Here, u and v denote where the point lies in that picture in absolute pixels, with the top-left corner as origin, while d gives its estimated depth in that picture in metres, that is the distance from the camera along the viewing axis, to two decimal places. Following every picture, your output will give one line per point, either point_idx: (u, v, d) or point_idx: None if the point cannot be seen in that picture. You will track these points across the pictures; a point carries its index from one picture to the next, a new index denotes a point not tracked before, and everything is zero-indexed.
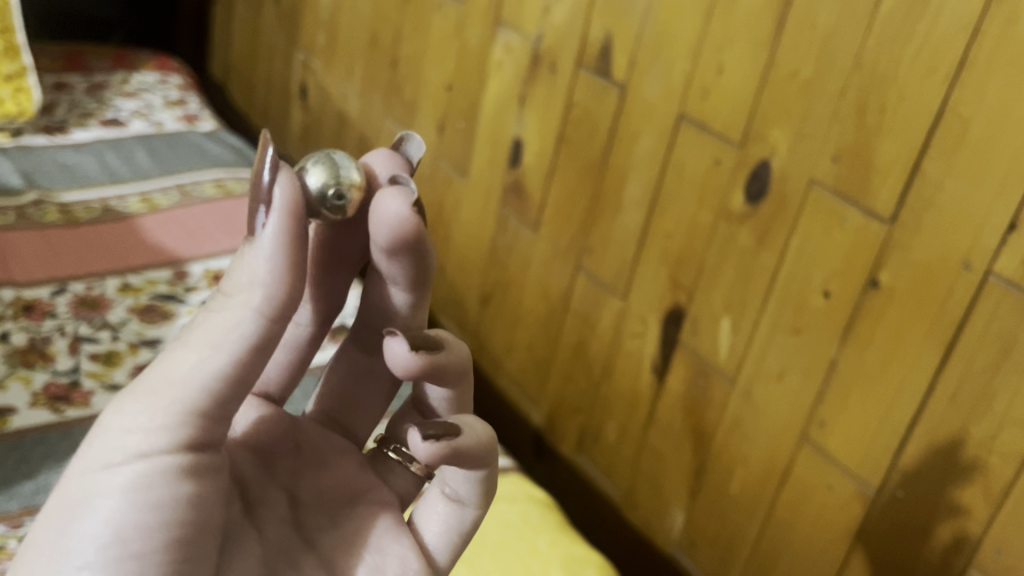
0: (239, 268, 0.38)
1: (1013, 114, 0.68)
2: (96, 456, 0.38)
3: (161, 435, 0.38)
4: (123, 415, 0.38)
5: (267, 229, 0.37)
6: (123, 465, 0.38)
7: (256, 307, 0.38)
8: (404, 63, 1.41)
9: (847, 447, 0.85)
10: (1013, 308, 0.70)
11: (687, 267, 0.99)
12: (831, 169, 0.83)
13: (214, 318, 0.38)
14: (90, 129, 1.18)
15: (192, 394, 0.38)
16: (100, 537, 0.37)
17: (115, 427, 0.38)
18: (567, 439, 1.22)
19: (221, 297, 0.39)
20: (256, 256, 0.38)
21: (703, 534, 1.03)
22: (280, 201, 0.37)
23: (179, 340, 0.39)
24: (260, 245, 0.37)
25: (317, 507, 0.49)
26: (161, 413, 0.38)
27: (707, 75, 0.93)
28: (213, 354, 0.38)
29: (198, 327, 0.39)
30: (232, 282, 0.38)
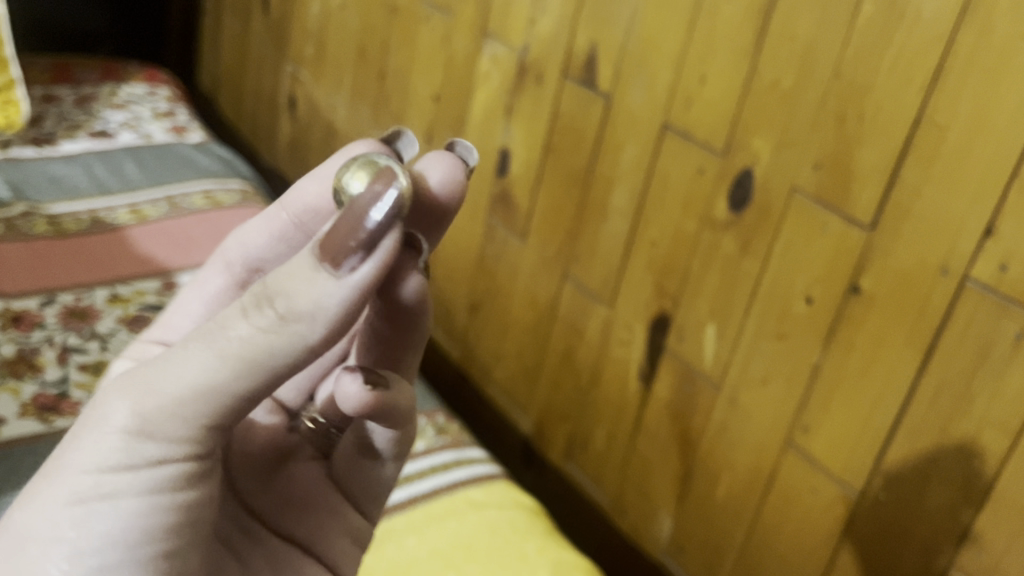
0: (303, 298, 0.39)
1: (988, 122, 0.70)
2: (113, 447, 0.41)
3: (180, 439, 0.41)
4: (147, 404, 0.40)
5: (356, 276, 0.38)
6: (142, 460, 0.41)
7: (301, 340, 0.39)
8: (392, 74, 1.42)
9: (830, 450, 0.86)
10: (991, 312, 0.72)
11: (672, 274, 1.00)
12: (811, 178, 0.84)
13: (259, 335, 0.39)
14: (78, 141, 1.18)
15: (216, 402, 0.40)
16: (116, 526, 0.41)
17: (137, 424, 0.40)
18: (556, 446, 1.23)
19: (264, 311, 0.39)
20: (329, 294, 0.38)
21: (691, 538, 1.04)
22: (382, 253, 0.39)
23: (215, 343, 0.40)
24: (336, 286, 0.38)
25: (249, 470, 0.55)
26: (182, 420, 0.41)
27: (691, 85, 0.95)
28: (243, 370, 0.40)
29: (237, 336, 0.40)
30: (283, 306, 0.39)
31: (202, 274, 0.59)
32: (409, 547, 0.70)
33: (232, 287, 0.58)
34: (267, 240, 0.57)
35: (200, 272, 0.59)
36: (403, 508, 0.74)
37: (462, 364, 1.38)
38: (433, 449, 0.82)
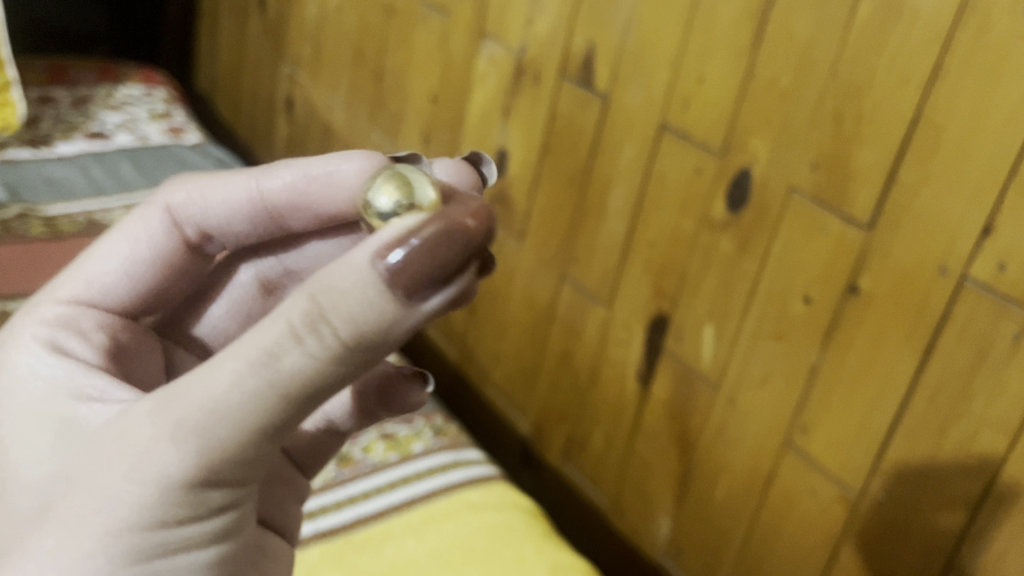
0: (371, 327, 0.37)
1: (985, 122, 0.70)
2: (171, 500, 0.39)
3: (240, 477, 0.40)
4: (199, 449, 0.38)
5: (433, 302, 0.37)
6: (203, 504, 0.39)
7: (365, 361, 0.38)
8: (389, 75, 1.42)
9: (830, 451, 0.86)
10: (989, 312, 0.72)
11: (670, 275, 1.00)
12: (809, 177, 0.84)
13: (322, 364, 0.37)
14: (74, 143, 1.18)
15: (274, 432, 0.39)
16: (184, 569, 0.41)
17: (195, 474, 0.38)
18: (554, 447, 1.22)
19: (324, 340, 0.37)
20: (401, 321, 0.37)
21: (690, 540, 1.03)
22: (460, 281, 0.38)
23: (268, 378, 0.37)
24: (410, 313, 0.37)
25: None
26: (237, 457, 0.39)
27: (688, 85, 0.95)
28: (306, 398, 0.38)
29: (295, 369, 0.37)
30: (348, 334, 0.37)
31: (134, 219, 0.58)
32: (407, 548, 0.69)
33: (168, 232, 0.58)
34: (218, 201, 0.58)
35: (130, 216, 0.59)
36: (401, 509, 0.73)
37: (460, 365, 1.38)
38: (432, 449, 0.81)
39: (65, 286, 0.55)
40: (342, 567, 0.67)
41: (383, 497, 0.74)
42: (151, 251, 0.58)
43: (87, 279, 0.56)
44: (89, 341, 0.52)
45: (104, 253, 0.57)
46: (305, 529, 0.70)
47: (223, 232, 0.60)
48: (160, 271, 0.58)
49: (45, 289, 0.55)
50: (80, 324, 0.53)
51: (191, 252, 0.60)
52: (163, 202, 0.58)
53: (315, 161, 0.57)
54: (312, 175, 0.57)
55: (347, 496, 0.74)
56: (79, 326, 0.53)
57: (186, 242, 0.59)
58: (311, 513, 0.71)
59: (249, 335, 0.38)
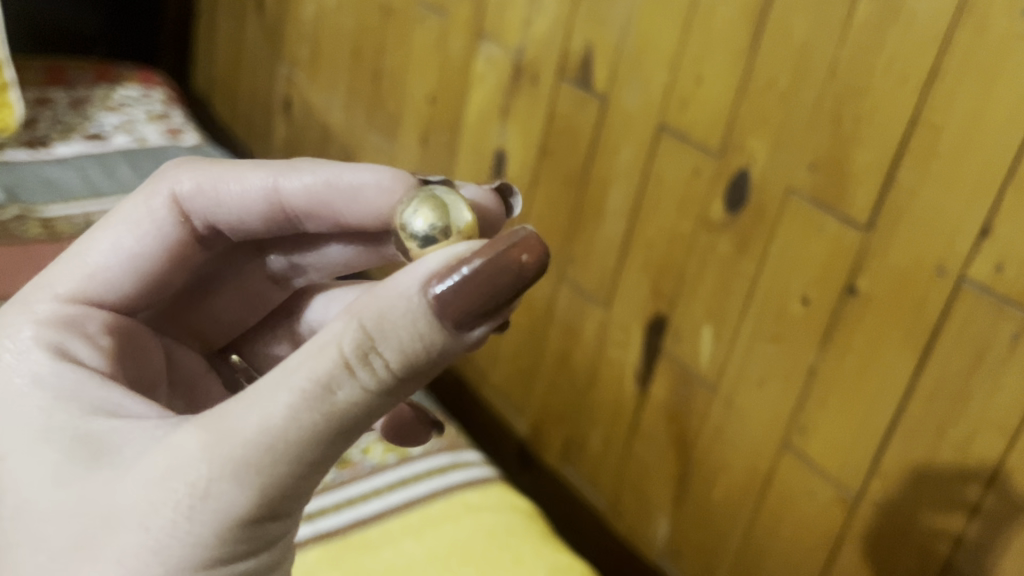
0: (422, 351, 0.42)
1: (983, 123, 0.70)
2: (225, 535, 0.40)
3: (287, 508, 0.42)
4: (263, 473, 0.40)
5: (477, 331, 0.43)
6: (250, 536, 0.41)
7: (412, 382, 0.42)
8: (387, 76, 1.42)
9: (828, 452, 0.86)
10: (987, 313, 0.72)
11: (668, 276, 1.00)
12: (807, 179, 0.84)
13: (377, 387, 0.41)
14: (71, 144, 1.18)
15: (331, 451, 0.41)
16: None
17: (251, 506, 0.40)
18: (553, 449, 1.22)
19: (375, 367, 0.41)
20: (448, 345, 0.42)
21: (689, 541, 1.03)
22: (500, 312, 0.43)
23: (328, 401, 0.40)
24: (455, 338, 0.42)
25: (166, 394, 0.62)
26: (297, 479, 0.41)
27: (687, 86, 0.95)
28: (360, 418, 0.41)
29: (353, 391, 0.41)
30: (398, 361, 0.41)
31: (134, 206, 0.59)
32: (406, 549, 0.69)
33: (171, 219, 0.60)
34: (233, 196, 0.60)
35: (130, 200, 0.59)
36: (400, 511, 0.73)
37: (459, 366, 1.38)
38: (431, 450, 0.81)
39: (63, 283, 0.56)
40: (340, 568, 0.67)
41: (382, 499, 0.74)
42: (157, 242, 0.59)
43: (88, 273, 0.57)
44: (95, 344, 0.53)
45: (107, 242, 0.58)
46: (304, 530, 0.70)
47: (232, 225, 0.62)
48: (163, 261, 0.60)
49: (38, 282, 0.56)
50: (82, 323, 0.54)
51: (195, 243, 0.62)
52: (168, 191, 0.59)
53: (340, 170, 0.59)
54: (335, 184, 0.59)
55: (346, 497, 0.74)
56: (84, 328, 0.54)
57: (191, 233, 0.61)
58: (309, 515, 0.71)
59: (297, 364, 0.41)
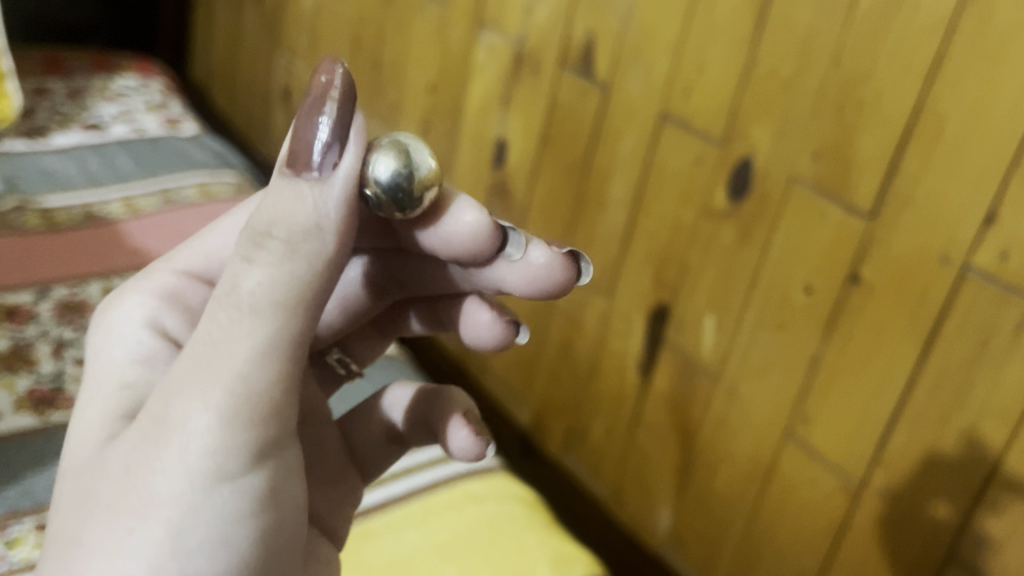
0: (295, 213, 0.39)
1: (987, 111, 0.69)
2: (188, 454, 0.39)
3: (252, 418, 0.40)
4: (200, 377, 0.40)
5: (339, 169, 0.40)
6: (222, 459, 0.40)
7: (317, 255, 0.40)
8: (387, 64, 1.41)
9: (830, 441, 0.86)
10: (992, 301, 0.71)
11: (671, 265, 0.99)
12: (811, 167, 0.84)
13: (276, 265, 0.40)
14: (70, 134, 1.17)
15: (254, 344, 0.40)
16: (223, 511, 0.40)
17: (204, 419, 0.39)
18: (555, 438, 1.22)
19: (268, 248, 0.40)
20: (323, 200, 0.40)
21: (691, 530, 1.03)
22: (358, 142, 0.40)
23: (234, 294, 0.40)
24: (324, 188, 0.40)
25: None
26: (232, 378, 0.39)
27: (689, 74, 0.94)
28: (274, 301, 0.40)
29: (251, 275, 0.40)
30: (286, 231, 0.39)
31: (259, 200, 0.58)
32: (408, 539, 0.69)
33: None
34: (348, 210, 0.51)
35: None
36: (403, 500, 0.73)
37: (461, 356, 1.38)
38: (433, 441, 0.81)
39: (183, 258, 0.57)
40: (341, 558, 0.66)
41: (383, 489, 0.73)
42: None
43: (205, 253, 0.57)
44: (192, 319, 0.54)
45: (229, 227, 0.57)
46: None
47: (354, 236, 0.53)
48: None
49: (167, 258, 0.57)
50: (189, 300, 0.55)
51: None
52: None
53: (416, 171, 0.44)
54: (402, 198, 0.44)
55: None
56: (186, 302, 0.55)
57: None
58: None
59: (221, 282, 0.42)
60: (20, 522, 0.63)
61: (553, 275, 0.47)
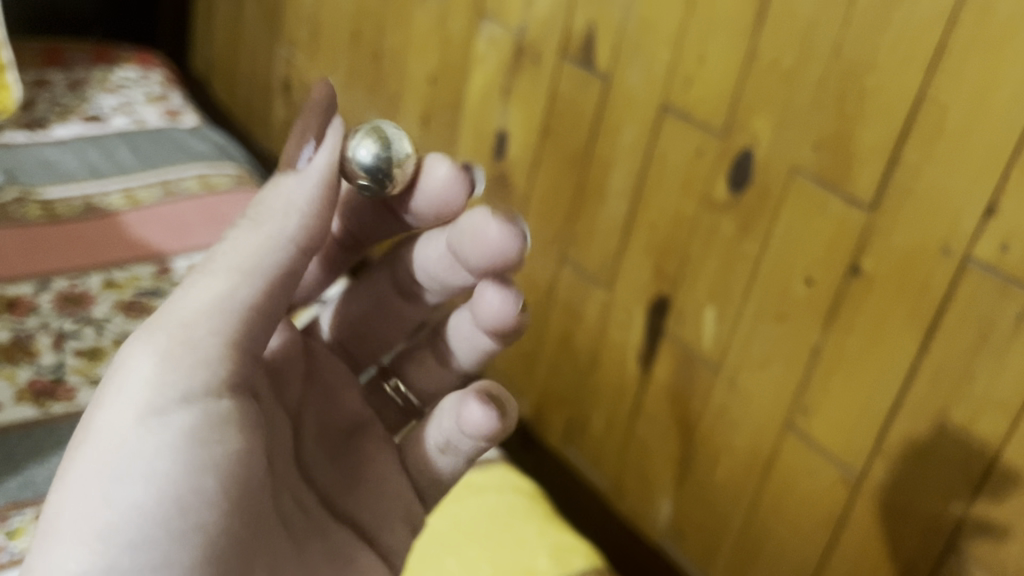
0: (274, 200, 0.49)
1: (989, 101, 0.69)
2: (134, 386, 0.44)
3: (195, 360, 0.44)
4: (160, 326, 0.46)
5: (312, 162, 0.49)
6: (159, 391, 0.44)
7: (280, 231, 0.48)
8: (387, 56, 1.41)
9: (830, 432, 0.86)
10: (993, 292, 0.71)
11: (672, 257, 0.99)
12: (812, 159, 0.83)
13: (244, 237, 0.48)
14: (70, 126, 1.17)
15: (209, 295, 0.46)
16: (154, 446, 0.43)
17: (154, 357, 0.44)
18: (555, 430, 1.22)
19: (242, 228, 0.48)
20: (294, 186, 0.49)
21: (691, 522, 1.04)
22: (328, 146, 0.49)
23: (206, 263, 0.48)
24: (299, 179, 0.49)
25: (317, 439, 0.56)
26: (184, 322, 0.45)
27: (690, 65, 0.94)
28: (235, 266, 0.47)
29: (223, 248, 0.48)
30: (260, 215, 0.49)
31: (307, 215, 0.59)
32: None
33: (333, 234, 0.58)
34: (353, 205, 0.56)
35: None
36: None
37: None
38: None
39: None
40: None
41: None
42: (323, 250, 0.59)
43: None
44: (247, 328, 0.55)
45: None
46: None
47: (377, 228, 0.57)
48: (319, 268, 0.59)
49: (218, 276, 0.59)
50: None
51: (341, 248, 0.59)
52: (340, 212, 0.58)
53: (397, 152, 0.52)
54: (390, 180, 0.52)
55: None
56: None
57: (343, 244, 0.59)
58: None
59: None
60: (21, 513, 0.63)
61: (500, 245, 0.51)
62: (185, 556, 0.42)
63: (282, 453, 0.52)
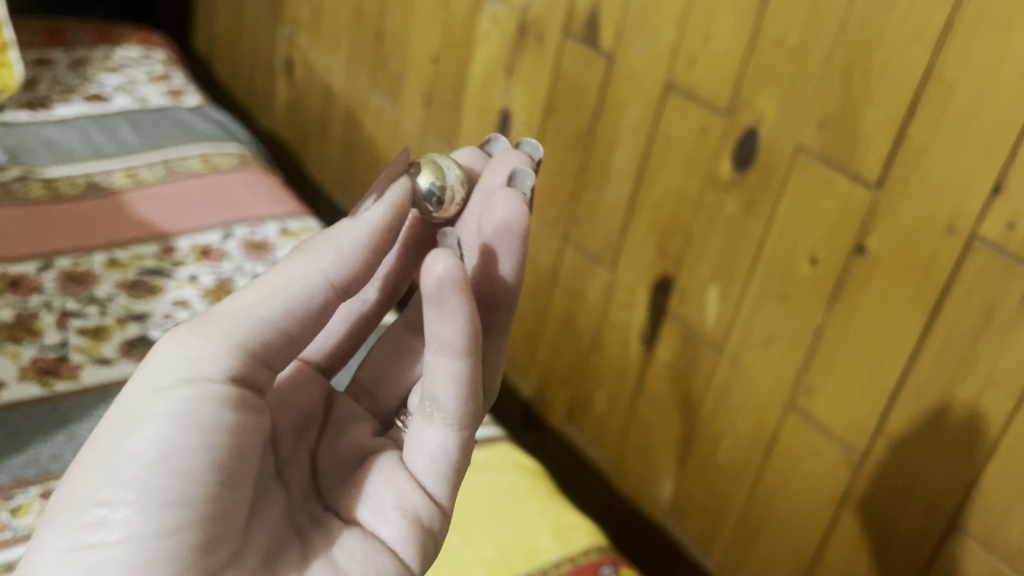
0: (330, 235, 0.47)
1: (997, 78, 0.68)
2: (161, 361, 0.44)
3: (220, 356, 0.44)
4: (203, 319, 0.46)
5: (373, 213, 0.47)
6: (180, 370, 0.44)
7: (320, 270, 0.46)
8: (390, 35, 1.40)
9: (834, 412, 0.86)
10: (998, 271, 0.71)
11: (675, 237, 0.99)
12: (817, 137, 0.83)
13: (291, 262, 0.47)
14: (72, 105, 1.16)
15: (247, 306, 0.45)
16: (158, 421, 0.42)
17: (188, 342, 0.45)
18: (557, 410, 1.23)
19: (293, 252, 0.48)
20: (351, 228, 0.47)
21: (692, 502, 1.04)
22: (393, 198, 0.47)
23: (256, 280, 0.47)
24: (356, 224, 0.47)
25: (332, 471, 0.53)
26: (222, 319, 0.45)
27: (694, 43, 0.93)
28: (275, 284, 0.46)
29: (273, 269, 0.47)
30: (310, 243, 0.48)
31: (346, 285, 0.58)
32: None
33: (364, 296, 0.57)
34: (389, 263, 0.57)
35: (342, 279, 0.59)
36: None
37: None
38: None
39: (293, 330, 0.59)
40: None
41: None
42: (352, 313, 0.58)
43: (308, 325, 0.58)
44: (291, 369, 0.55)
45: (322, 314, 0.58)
46: None
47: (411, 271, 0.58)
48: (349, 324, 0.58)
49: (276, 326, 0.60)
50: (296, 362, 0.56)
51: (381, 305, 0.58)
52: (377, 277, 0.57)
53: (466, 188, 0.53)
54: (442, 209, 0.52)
55: None
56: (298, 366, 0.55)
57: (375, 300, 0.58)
58: None
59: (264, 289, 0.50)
60: (25, 491, 0.64)
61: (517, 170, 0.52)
62: (171, 517, 0.40)
63: (298, 478, 0.51)
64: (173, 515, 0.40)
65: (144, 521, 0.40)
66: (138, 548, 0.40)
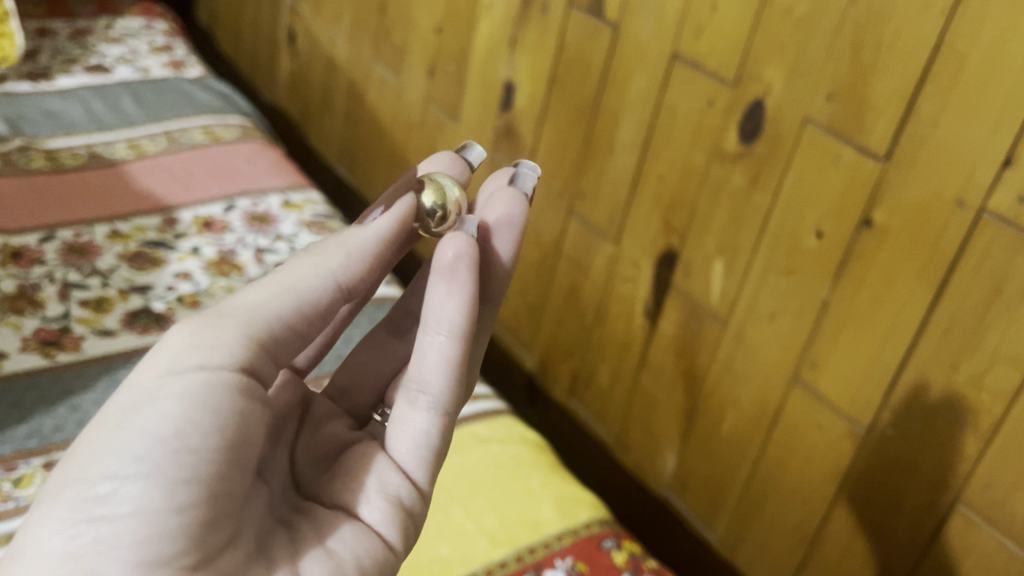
0: (339, 239, 0.48)
1: (1009, 46, 0.67)
2: (171, 349, 0.43)
3: (231, 344, 0.43)
4: (213, 311, 0.45)
5: (380, 223, 0.48)
6: (191, 357, 0.43)
7: (326, 267, 0.46)
8: (393, 5, 1.38)
9: (839, 387, 0.85)
10: (1007, 244, 0.70)
11: (680, 211, 0.98)
12: (824, 108, 0.82)
13: (300, 261, 0.47)
14: (73, 76, 1.15)
15: (258, 301, 0.45)
16: (169, 402, 0.41)
17: (198, 332, 0.44)
18: (560, 385, 1.23)
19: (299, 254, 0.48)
20: (359, 234, 0.48)
21: (694, 476, 1.04)
22: (399, 212, 0.49)
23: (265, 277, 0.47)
24: (364, 231, 0.48)
25: (311, 464, 0.52)
26: (235, 310, 0.45)
27: (701, 12, 0.91)
28: (286, 280, 0.46)
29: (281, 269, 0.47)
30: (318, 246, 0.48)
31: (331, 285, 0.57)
32: None
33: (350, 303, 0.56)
34: None
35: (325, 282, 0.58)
36: None
37: None
38: None
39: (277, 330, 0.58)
40: None
41: None
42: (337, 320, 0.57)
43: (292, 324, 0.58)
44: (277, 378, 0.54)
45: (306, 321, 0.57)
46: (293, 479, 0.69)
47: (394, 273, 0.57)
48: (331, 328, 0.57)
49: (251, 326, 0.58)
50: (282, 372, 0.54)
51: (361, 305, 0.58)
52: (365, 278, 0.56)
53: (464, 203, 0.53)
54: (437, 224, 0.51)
55: None
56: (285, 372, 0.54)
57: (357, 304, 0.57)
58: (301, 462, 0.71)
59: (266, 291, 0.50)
60: (27, 462, 0.64)
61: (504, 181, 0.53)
62: (185, 492, 0.39)
63: (277, 472, 0.50)
64: (188, 491, 0.40)
65: (155, 499, 0.39)
66: (151, 522, 0.39)
